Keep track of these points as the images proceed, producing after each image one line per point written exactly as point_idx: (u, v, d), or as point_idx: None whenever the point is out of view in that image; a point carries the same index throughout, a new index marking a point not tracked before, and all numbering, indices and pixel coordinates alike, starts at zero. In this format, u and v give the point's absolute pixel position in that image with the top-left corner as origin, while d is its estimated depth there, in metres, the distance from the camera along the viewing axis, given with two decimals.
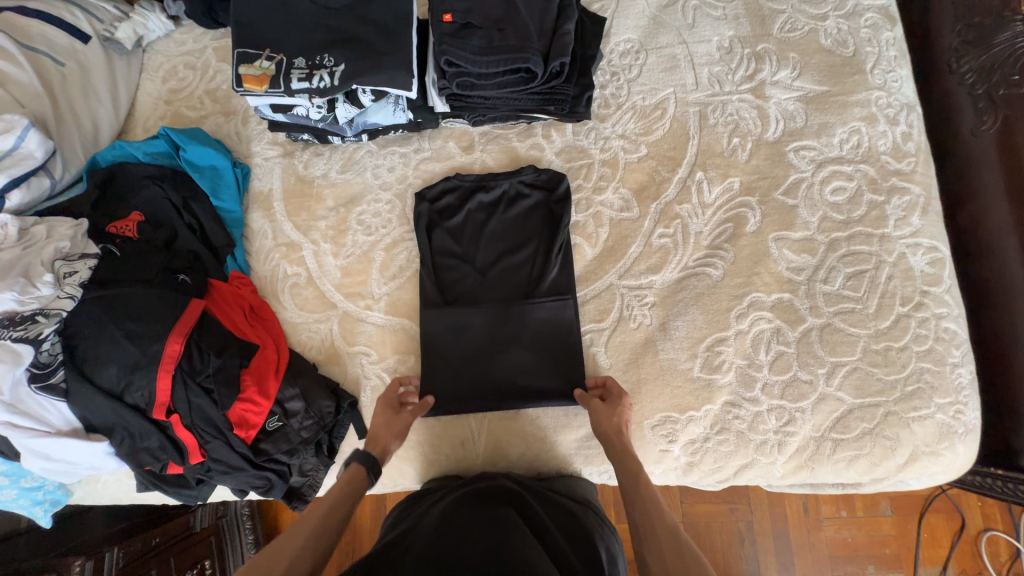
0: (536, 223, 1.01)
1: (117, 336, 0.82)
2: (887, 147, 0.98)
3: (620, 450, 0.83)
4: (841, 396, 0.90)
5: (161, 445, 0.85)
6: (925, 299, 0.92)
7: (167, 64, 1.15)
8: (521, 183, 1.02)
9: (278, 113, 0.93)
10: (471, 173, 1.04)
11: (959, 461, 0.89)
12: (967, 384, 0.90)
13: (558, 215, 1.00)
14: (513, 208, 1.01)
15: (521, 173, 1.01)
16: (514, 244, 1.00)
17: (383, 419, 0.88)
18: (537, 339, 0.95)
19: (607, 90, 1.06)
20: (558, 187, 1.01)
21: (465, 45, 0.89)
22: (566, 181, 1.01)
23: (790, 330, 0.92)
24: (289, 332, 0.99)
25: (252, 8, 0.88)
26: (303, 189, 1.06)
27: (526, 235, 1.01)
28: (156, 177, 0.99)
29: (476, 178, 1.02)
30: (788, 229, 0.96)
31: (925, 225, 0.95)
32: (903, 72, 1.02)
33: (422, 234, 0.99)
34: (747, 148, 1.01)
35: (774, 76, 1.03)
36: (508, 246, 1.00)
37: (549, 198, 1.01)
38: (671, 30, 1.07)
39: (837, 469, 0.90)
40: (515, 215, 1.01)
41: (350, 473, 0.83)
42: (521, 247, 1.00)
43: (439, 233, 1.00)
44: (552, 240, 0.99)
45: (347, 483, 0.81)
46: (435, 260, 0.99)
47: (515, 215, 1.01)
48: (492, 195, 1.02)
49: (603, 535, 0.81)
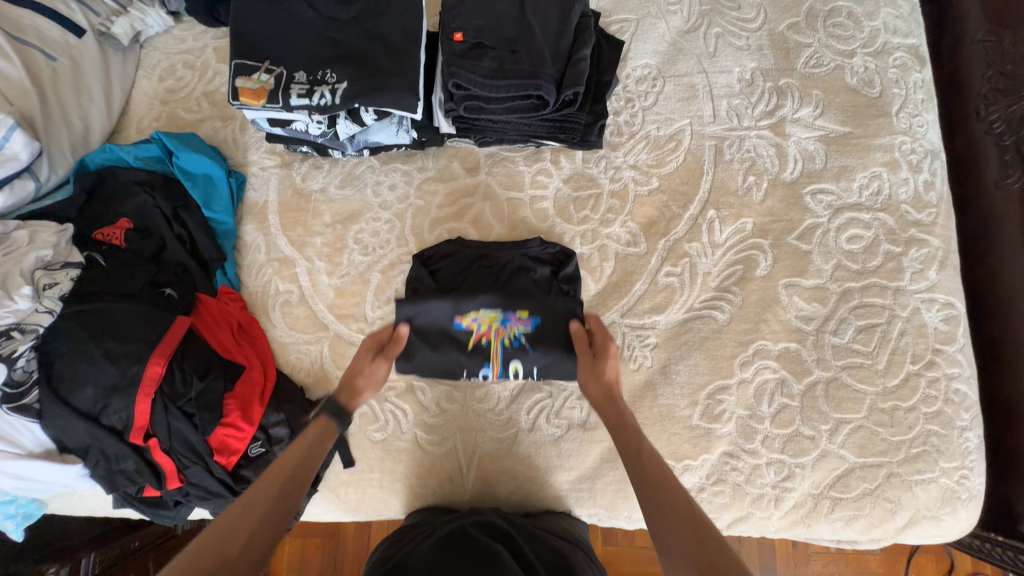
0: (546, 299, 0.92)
1: (96, 356, 0.79)
2: (907, 196, 0.95)
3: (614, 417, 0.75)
4: (844, 453, 0.87)
5: (137, 469, 0.81)
6: (937, 357, 0.89)
7: (165, 61, 1.10)
8: (525, 255, 0.95)
9: (276, 127, 0.89)
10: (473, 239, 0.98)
11: (959, 526, 0.87)
12: (974, 449, 0.87)
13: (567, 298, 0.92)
14: (512, 281, 0.93)
15: (527, 246, 0.95)
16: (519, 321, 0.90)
17: (365, 356, 0.84)
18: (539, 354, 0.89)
19: (620, 116, 1.02)
20: (567, 265, 0.93)
21: (475, 67, 0.85)
22: (575, 261, 0.94)
23: (795, 382, 0.89)
24: (278, 352, 0.96)
25: (253, 16, 0.84)
26: (300, 204, 1.02)
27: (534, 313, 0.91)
28: (147, 183, 0.95)
29: (478, 244, 0.96)
30: (800, 276, 0.93)
31: (941, 279, 0.91)
32: (930, 117, 0.98)
33: (408, 296, 0.91)
34: (762, 187, 0.97)
35: (796, 113, 0.99)
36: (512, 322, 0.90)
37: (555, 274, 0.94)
38: (691, 57, 1.03)
39: (834, 528, 0.87)
40: (513, 289, 0.92)
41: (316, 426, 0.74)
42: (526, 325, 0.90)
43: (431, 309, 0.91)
44: (556, 322, 0.90)
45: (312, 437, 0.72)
46: (419, 322, 0.90)
47: (512, 288, 0.92)
48: (493, 264, 0.94)
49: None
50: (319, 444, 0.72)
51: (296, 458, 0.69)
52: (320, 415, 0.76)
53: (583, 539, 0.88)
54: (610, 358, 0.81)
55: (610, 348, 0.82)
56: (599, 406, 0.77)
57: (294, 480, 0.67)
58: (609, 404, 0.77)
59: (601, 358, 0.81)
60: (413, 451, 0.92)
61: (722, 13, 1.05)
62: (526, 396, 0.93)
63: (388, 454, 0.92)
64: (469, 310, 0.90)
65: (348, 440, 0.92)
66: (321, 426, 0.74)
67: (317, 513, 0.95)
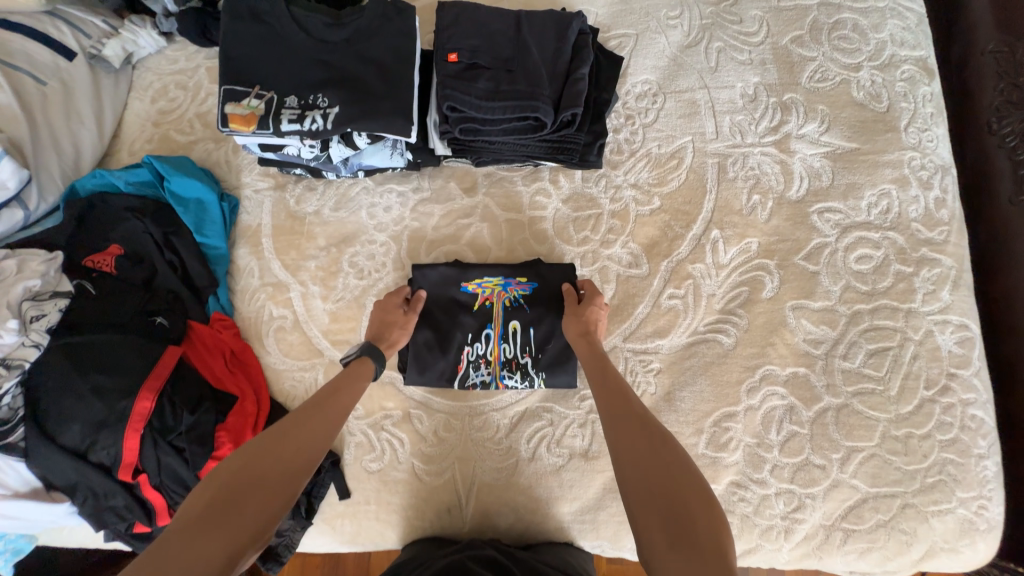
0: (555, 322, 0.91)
1: (84, 391, 0.77)
2: (917, 214, 0.92)
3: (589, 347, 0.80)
4: (856, 483, 0.84)
5: (126, 505, 0.79)
6: (952, 382, 0.86)
7: (158, 82, 1.09)
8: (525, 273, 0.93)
9: (268, 152, 0.87)
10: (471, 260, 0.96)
11: (978, 558, 0.83)
12: (993, 478, 0.84)
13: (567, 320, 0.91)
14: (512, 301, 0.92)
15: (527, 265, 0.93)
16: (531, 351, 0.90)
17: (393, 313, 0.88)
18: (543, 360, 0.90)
19: (620, 134, 0.99)
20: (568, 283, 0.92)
21: (470, 89, 0.83)
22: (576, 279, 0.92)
23: (804, 409, 0.86)
24: (272, 379, 0.93)
25: (243, 39, 0.81)
26: (293, 227, 1.00)
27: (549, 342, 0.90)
28: (138, 209, 0.93)
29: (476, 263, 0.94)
30: (807, 298, 0.90)
31: (955, 300, 0.88)
32: (939, 131, 0.95)
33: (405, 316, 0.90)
34: (767, 206, 0.94)
35: (801, 129, 0.96)
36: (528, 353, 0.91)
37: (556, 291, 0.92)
38: (692, 73, 1.00)
39: (847, 561, 0.84)
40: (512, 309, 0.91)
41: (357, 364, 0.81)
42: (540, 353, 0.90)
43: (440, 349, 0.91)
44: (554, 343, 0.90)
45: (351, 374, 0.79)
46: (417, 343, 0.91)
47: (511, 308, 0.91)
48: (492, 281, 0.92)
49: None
50: (351, 384, 0.77)
51: (320, 396, 0.74)
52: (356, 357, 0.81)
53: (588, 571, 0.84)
54: (597, 305, 0.86)
55: (598, 297, 0.86)
56: (576, 341, 0.82)
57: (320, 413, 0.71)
58: (588, 336, 0.82)
59: (585, 303, 0.86)
60: (410, 482, 0.90)
61: (724, 26, 1.02)
62: (526, 424, 0.90)
63: (385, 486, 0.90)
64: (476, 276, 0.92)
65: (343, 471, 0.90)
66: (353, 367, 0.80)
67: (312, 545, 0.93)
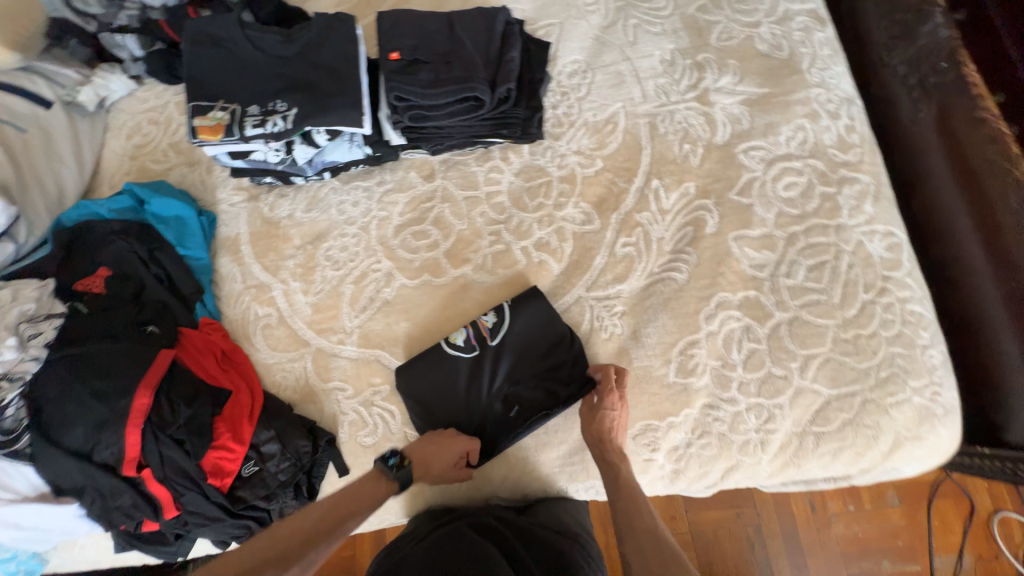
0: (516, 314, 0.95)
1: (84, 396, 0.82)
2: (832, 140, 1.02)
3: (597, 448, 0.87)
4: (817, 387, 0.90)
5: (133, 503, 0.83)
6: (887, 284, 0.93)
7: (131, 121, 1.17)
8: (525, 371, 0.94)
9: (236, 159, 0.95)
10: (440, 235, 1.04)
11: (944, 443, 0.89)
12: (940, 364, 0.90)
13: (559, 338, 0.94)
14: (509, 362, 0.94)
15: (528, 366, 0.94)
16: (527, 359, 0.94)
17: (451, 458, 0.87)
18: (554, 365, 0.94)
19: (559, 109, 1.09)
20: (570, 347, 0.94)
21: (413, 80, 0.93)
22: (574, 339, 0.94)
23: (759, 326, 0.93)
24: (263, 374, 0.99)
25: (204, 62, 0.90)
26: (270, 231, 1.07)
27: (543, 346, 0.94)
28: (122, 232, 1.00)
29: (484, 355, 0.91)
30: (746, 227, 0.98)
31: (878, 211, 0.97)
32: (838, 69, 1.07)
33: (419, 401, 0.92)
34: (698, 153, 1.04)
35: (717, 83, 1.08)
36: (537, 373, 0.93)
37: (552, 349, 0.94)
38: (614, 49, 1.12)
39: (824, 464, 0.89)
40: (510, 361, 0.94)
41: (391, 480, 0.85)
42: (544, 361, 0.94)
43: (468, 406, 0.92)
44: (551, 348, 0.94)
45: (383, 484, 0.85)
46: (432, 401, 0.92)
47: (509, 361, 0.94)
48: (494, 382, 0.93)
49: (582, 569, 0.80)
50: (372, 493, 0.84)
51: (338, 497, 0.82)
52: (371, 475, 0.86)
53: (582, 528, 0.90)
54: (612, 406, 0.87)
55: (619, 398, 0.88)
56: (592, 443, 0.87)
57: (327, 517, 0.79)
58: (600, 446, 0.86)
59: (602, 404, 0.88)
60: None
61: (636, 5, 1.15)
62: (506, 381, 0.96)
63: None
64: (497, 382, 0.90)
65: (340, 449, 0.94)
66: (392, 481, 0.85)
67: None
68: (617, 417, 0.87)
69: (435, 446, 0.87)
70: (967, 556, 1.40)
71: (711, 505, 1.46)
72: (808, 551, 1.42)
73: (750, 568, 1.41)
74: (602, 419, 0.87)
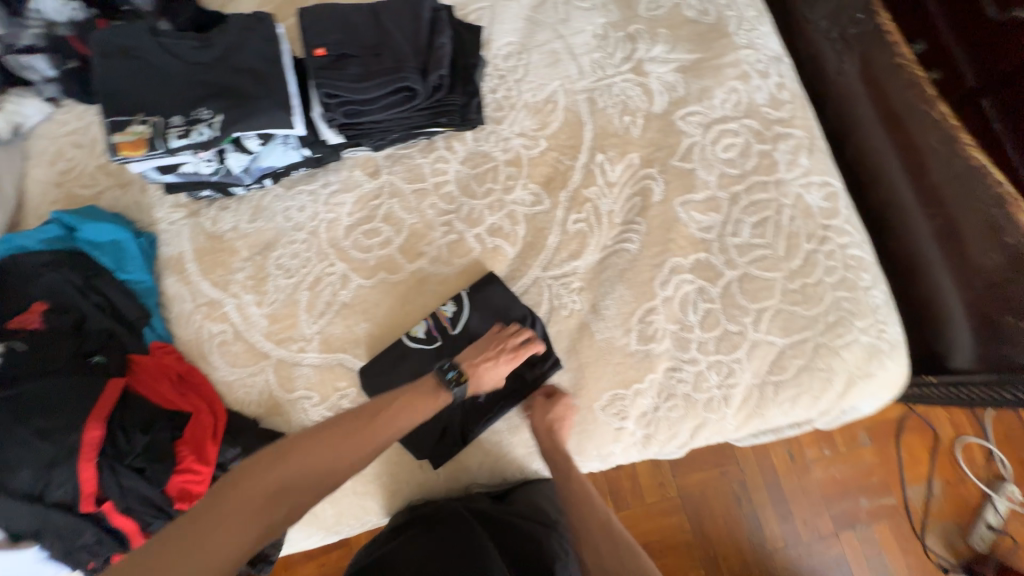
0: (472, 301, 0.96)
1: (28, 436, 0.78)
2: (764, 99, 1.04)
3: (548, 444, 0.89)
4: (771, 338, 0.93)
5: (98, 539, 0.81)
6: (827, 232, 0.97)
7: (52, 146, 1.11)
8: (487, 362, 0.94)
9: (166, 173, 0.94)
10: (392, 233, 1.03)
11: (893, 376, 0.93)
12: (882, 303, 0.95)
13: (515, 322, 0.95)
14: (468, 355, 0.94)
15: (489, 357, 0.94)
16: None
17: (512, 345, 0.89)
18: None
19: (498, 93, 1.09)
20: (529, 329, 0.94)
21: (341, 76, 0.91)
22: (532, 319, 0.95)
23: (712, 286, 0.95)
24: (224, 393, 0.96)
25: (117, 75, 0.86)
26: (215, 246, 1.04)
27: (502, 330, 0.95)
28: (53, 263, 0.95)
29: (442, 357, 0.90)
30: (690, 192, 1.00)
31: (813, 163, 1.01)
32: (764, 29, 1.09)
33: None
34: (638, 124, 1.05)
35: (650, 53, 1.09)
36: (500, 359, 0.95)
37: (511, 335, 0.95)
38: (547, 28, 1.12)
39: (785, 411, 0.93)
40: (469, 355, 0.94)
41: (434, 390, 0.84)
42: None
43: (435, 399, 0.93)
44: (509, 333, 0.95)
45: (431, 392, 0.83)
46: None
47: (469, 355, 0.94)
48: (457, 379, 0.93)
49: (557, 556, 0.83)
50: (420, 408, 0.82)
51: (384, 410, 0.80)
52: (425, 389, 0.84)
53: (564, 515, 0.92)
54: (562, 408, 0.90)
55: (563, 399, 0.91)
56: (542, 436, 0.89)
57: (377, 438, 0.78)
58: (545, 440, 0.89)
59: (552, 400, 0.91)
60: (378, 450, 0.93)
61: None
62: None
63: None
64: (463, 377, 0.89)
65: None
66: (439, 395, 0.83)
67: (300, 538, 0.95)
68: (562, 406, 0.90)
69: (483, 356, 0.88)
70: (936, 483, 1.48)
71: (696, 468, 1.50)
72: (791, 498, 1.48)
73: (739, 522, 1.46)
74: (547, 413, 0.90)
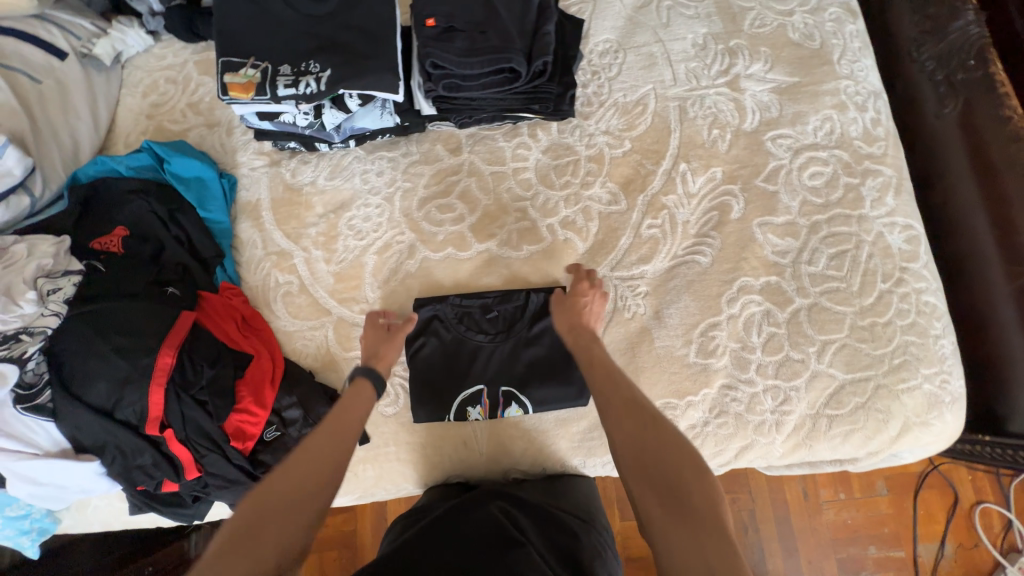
0: (425, 401, 0.92)
1: (106, 352, 0.81)
2: (858, 132, 1.03)
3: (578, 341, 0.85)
4: (832, 371, 0.92)
5: (154, 462, 0.84)
6: (905, 274, 0.96)
7: (148, 78, 1.14)
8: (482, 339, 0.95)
9: (265, 120, 0.96)
10: (466, 209, 1.04)
11: (949, 428, 0.92)
12: (950, 354, 0.93)
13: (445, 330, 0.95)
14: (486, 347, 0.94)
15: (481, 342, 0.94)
16: (454, 374, 0.93)
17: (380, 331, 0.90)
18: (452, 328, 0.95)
19: (588, 88, 1.09)
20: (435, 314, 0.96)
21: (449, 48, 0.92)
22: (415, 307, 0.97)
23: (779, 311, 0.95)
24: (283, 341, 0.98)
25: (236, 18, 0.88)
26: (292, 198, 1.05)
27: (443, 366, 0.94)
28: (141, 191, 0.97)
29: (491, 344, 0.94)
30: (770, 215, 0.99)
31: (899, 204, 0.99)
32: (867, 62, 1.08)
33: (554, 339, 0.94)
34: (726, 139, 1.04)
35: (748, 70, 1.08)
36: (450, 336, 0.95)
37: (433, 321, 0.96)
38: (647, 30, 1.11)
39: (834, 446, 0.92)
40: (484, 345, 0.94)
41: (352, 391, 0.77)
42: (453, 356, 0.94)
43: (531, 334, 0.95)
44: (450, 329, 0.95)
45: (352, 400, 0.75)
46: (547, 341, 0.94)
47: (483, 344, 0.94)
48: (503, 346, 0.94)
49: (602, 556, 0.79)
50: (356, 409, 0.74)
51: (328, 418, 0.72)
52: (355, 387, 0.77)
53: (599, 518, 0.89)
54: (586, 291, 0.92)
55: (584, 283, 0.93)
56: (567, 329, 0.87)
57: (336, 436, 0.69)
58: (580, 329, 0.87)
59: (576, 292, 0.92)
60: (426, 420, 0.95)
61: None
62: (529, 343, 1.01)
63: (403, 428, 0.94)
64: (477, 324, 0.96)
65: None
66: (353, 392, 0.77)
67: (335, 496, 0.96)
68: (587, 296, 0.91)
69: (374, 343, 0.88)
70: (948, 544, 1.46)
71: None
72: (800, 536, 1.47)
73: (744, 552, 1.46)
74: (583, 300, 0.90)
